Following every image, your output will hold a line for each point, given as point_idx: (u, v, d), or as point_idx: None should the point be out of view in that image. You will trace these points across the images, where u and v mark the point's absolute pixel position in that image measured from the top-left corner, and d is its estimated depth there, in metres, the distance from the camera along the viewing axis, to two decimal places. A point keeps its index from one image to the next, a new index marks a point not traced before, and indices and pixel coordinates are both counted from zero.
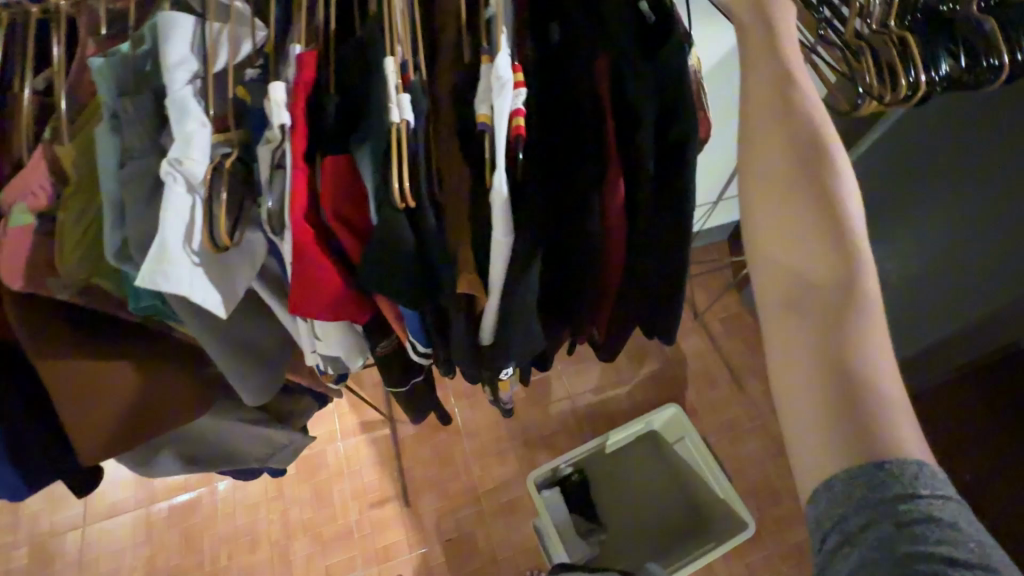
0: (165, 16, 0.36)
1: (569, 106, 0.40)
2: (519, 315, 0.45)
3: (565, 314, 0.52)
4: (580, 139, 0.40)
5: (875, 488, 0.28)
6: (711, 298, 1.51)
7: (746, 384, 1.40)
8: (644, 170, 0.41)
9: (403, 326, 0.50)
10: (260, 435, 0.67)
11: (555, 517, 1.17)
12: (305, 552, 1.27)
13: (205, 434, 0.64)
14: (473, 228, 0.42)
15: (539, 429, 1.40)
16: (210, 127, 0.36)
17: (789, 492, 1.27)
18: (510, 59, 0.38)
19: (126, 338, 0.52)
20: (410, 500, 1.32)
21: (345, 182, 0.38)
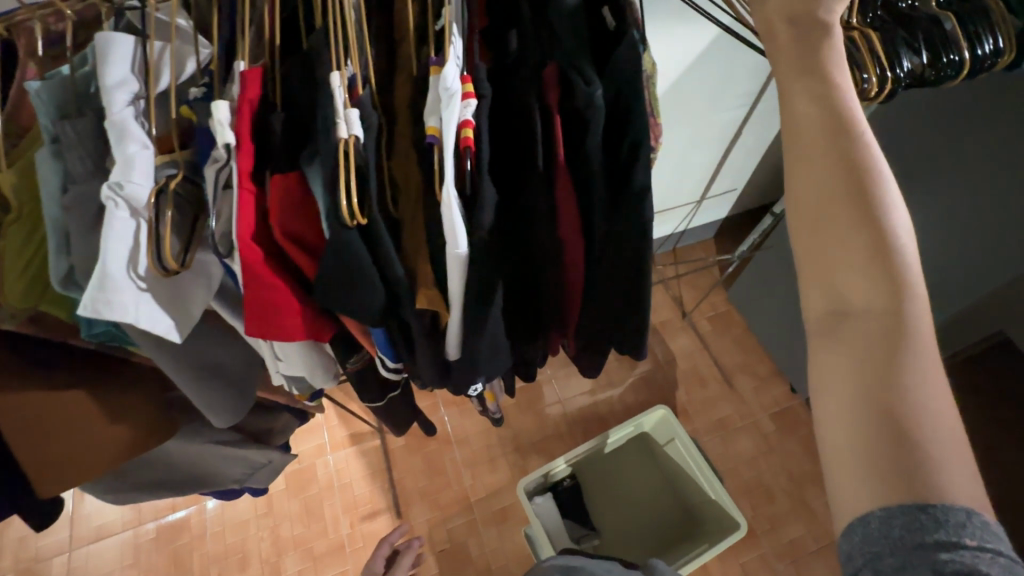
0: (102, 39, 0.36)
1: (521, 116, 0.40)
2: (481, 326, 0.45)
3: (532, 322, 0.52)
4: (533, 148, 0.40)
5: (914, 533, 0.25)
6: (699, 297, 1.51)
7: (736, 382, 1.40)
8: (596, 178, 0.41)
9: (370, 342, 0.49)
10: (235, 455, 0.66)
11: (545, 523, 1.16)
12: (296, 568, 1.26)
13: (176, 457, 0.63)
14: (430, 241, 0.42)
15: (530, 435, 1.39)
16: (153, 149, 0.37)
17: (781, 489, 1.26)
18: (459, 69, 0.39)
19: (82, 365, 0.52)
20: (401, 512, 1.31)
21: (294, 199, 0.37)
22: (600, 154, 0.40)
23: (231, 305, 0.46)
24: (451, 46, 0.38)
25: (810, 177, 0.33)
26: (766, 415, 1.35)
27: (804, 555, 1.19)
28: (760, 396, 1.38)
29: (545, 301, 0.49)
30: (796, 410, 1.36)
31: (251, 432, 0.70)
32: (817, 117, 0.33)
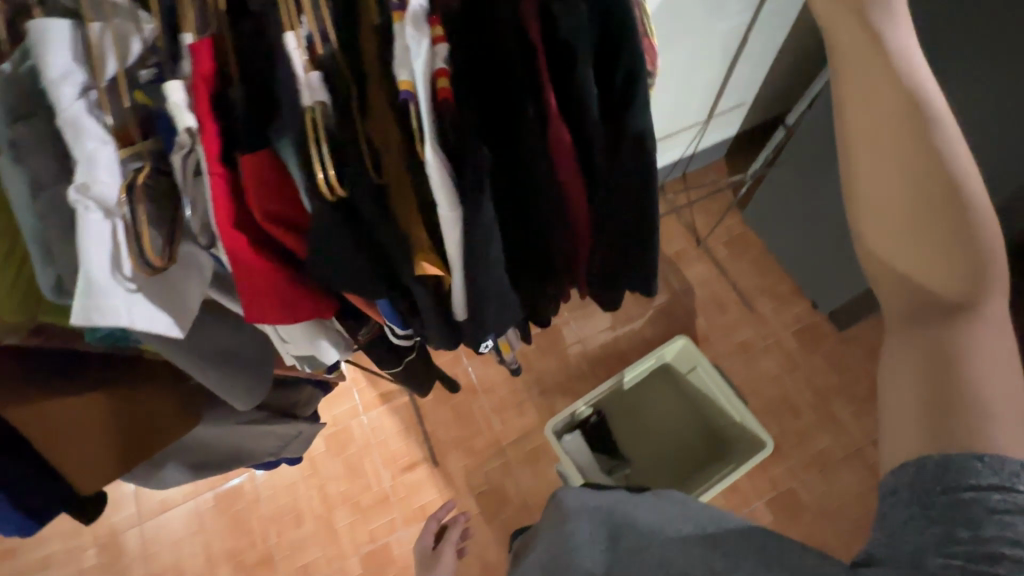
0: (34, 24, 0.34)
1: (493, 49, 0.36)
2: (487, 288, 0.44)
3: (543, 273, 0.51)
4: (511, 88, 0.37)
5: (939, 468, 0.30)
6: (712, 221, 1.46)
7: (756, 304, 1.38)
8: (586, 108, 0.38)
9: (376, 312, 0.48)
10: (264, 430, 0.69)
11: (575, 457, 1.20)
12: (348, 520, 1.34)
13: (205, 439, 0.65)
14: (421, 204, 0.40)
15: (553, 377, 1.42)
16: (113, 143, 0.35)
17: (807, 404, 1.27)
18: (425, 10, 0.36)
19: (91, 369, 0.53)
20: (438, 460, 1.37)
21: (267, 179, 0.35)
22: (586, 82, 0.37)
23: (233, 293, 0.46)
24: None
25: (874, 155, 0.33)
26: (789, 333, 1.34)
27: (830, 463, 1.22)
28: (781, 316, 1.36)
29: (553, 254, 0.48)
30: (818, 325, 1.34)
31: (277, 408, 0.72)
32: (893, 94, 0.32)
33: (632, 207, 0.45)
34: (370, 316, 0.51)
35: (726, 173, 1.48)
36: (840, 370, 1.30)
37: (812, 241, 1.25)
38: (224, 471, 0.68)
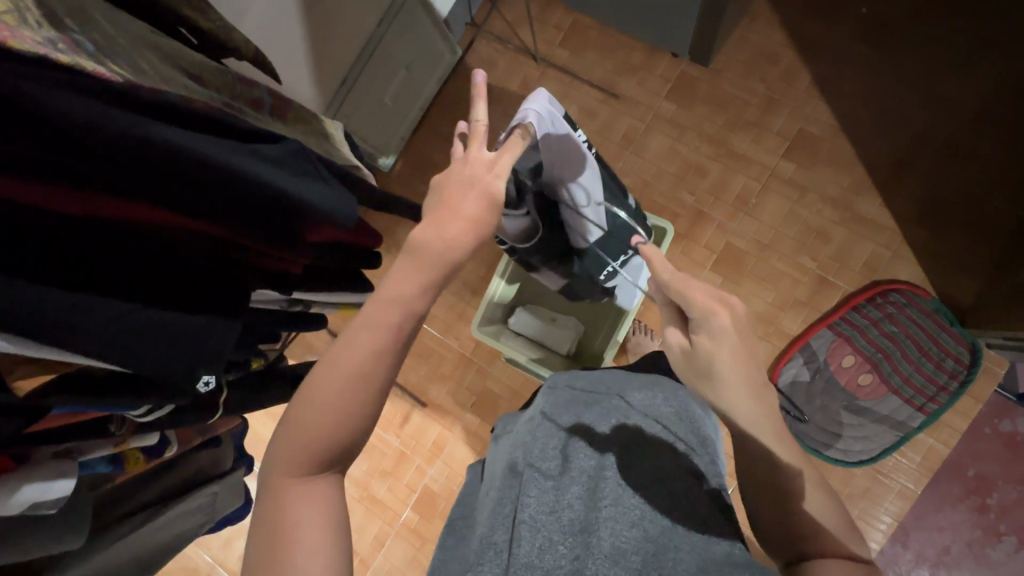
0: (30, 498, 0.41)
1: (123, 380, 0.44)
2: (271, 284, 0.56)
3: (248, 283, 0.52)
4: (124, 382, 0.44)
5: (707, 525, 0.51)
6: (540, 31, 1.41)
7: (619, 88, 1.36)
8: (237, 289, 0.49)
9: (152, 455, 0.59)
10: (213, 493, 0.76)
11: (524, 113, 0.79)
12: (385, 488, 1.44)
13: (215, 497, 0.76)
14: (151, 450, 0.59)
15: (477, 271, 1.44)
16: (69, 489, 0.44)
17: (702, 157, 1.30)
18: (158, 447, 0.60)
19: (25, 365, 0.37)
20: (424, 400, 1.44)
21: (71, 417, 0.43)
22: (196, 340, 0.44)
23: (42, 479, 0.42)
24: (144, 457, 0.58)
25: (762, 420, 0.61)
26: (662, 99, 1.33)
27: (753, 200, 1.27)
28: (647, 85, 1.34)
29: (268, 255, 0.53)
30: (684, 72, 1.33)
31: (180, 486, 0.71)
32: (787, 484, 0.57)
33: (345, 213, 0.57)
34: (152, 453, 0.59)
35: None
36: (723, 107, 1.30)
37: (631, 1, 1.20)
38: (212, 521, 0.77)
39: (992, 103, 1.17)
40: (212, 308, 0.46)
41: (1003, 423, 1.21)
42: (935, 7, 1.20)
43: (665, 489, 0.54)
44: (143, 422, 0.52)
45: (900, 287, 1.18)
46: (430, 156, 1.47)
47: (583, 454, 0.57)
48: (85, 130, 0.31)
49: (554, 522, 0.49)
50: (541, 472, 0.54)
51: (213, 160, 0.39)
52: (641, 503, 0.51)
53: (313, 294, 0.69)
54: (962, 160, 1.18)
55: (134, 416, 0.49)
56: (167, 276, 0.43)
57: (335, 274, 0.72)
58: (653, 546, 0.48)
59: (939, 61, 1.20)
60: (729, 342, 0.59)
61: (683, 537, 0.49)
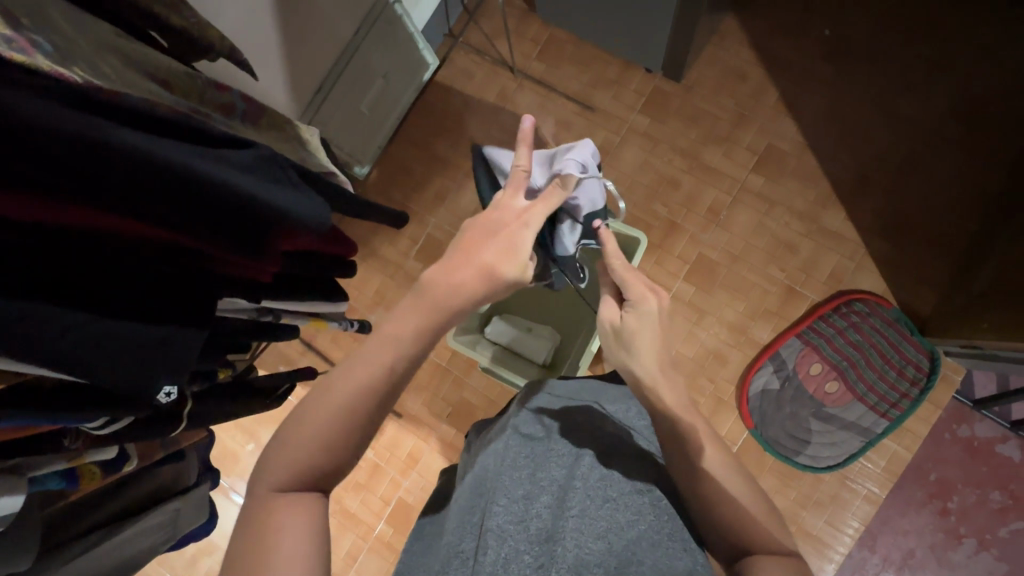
0: None
1: (76, 391, 0.42)
2: (238, 291, 0.55)
3: (215, 291, 0.50)
4: (77, 394, 0.42)
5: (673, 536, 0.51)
6: (517, 44, 1.43)
7: (594, 101, 1.38)
8: (202, 298, 0.48)
9: (110, 470, 0.57)
10: (177, 508, 0.73)
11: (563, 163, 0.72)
12: (358, 502, 1.41)
13: (178, 513, 0.74)
14: (109, 465, 0.57)
15: None
16: (17, 503, 0.42)
17: (675, 170, 1.33)
18: (116, 461, 0.58)
19: None
20: (399, 411, 1.42)
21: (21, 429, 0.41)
22: (155, 350, 0.43)
23: None
24: (101, 472, 0.56)
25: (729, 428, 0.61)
26: (636, 113, 1.36)
27: (724, 212, 1.30)
28: (622, 99, 1.37)
29: (236, 262, 0.52)
30: (657, 87, 1.36)
31: (141, 501, 0.68)
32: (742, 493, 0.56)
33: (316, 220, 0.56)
34: (109, 468, 0.57)
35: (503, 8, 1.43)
36: (694, 121, 1.33)
37: (605, 17, 1.22)
38: (175, 538, 0.74)
39: (946, 123, 1.23)
40: (177, 319, 0.45)
41: (961, 428, 1.26)
42: (893, 31, 1.27)
43: (633, 499, 0.54)
44: (100, 436, 0.50)
45: (864, 297, 1.22)
46: (407, 165, 1.46)
47: (555, 464, 0.57)
48: (36, 132, 0.31)
49: (522, 532, 0.49)
50: (511, 482, 0.54)
51: (174, 165, 0.38)
52: (610, 513, 0.52)
53: (283, 303, 0.67)
54: (918, 176, 1.24)
55: (90, 429, 0.47)
56: (126, 283, 0.41)
57: (307, 283, 0.71)
58: (618, 557, 0.47)
59: (897, 82, 1.26)
60: (651, 325, 0.64)
61: (649, 549, 0.49)
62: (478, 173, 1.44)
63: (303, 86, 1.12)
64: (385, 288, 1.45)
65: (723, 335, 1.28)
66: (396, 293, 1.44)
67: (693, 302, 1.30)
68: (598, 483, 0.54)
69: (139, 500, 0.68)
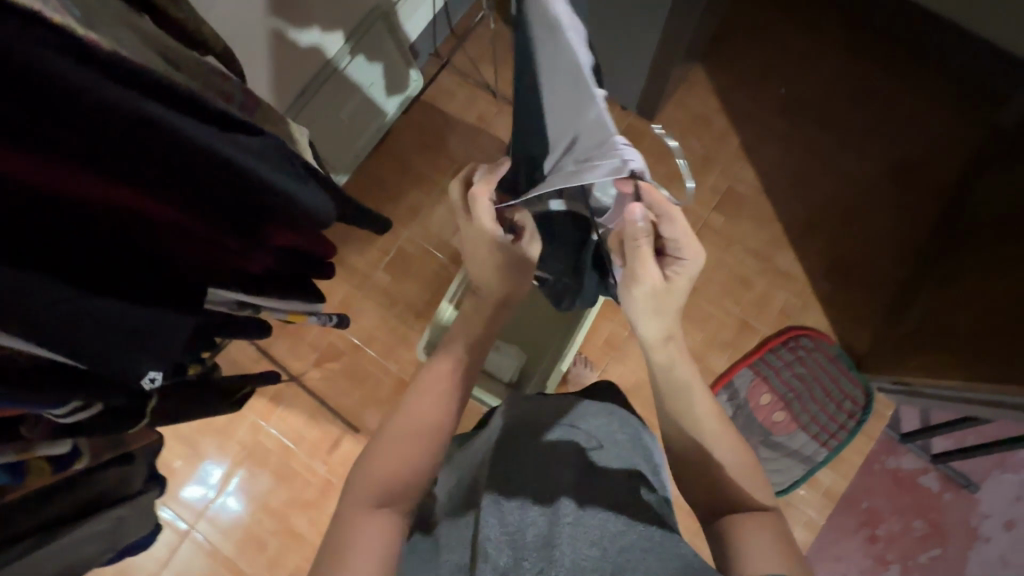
0: None
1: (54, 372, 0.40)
2: (228, 283, 0.53)
3: (206, 278, 0.49)
4: (56, 375, 0.40)
5: (662, 538, 0.52)
6: (501, 71, 1.48)
7: None
8: (192, 283, 0.47)
9: (61, 466, 0.53)
10: (121, 516, 0.68)
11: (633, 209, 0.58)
12: (305, 520, 1.34)
13: (121, 521, 0.68)
14: (61, 460, 0.53)
15: (421, 295, 1.43)
16: None
17: None
18: (70, 457, 0.54)
19: None
20: (357, 425, 1.38)
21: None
22: (145, 332, 0.41)
23: None
24: (52, 467, 0.52)
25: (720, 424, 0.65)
26: None
27: None
28: None
29: (229, 250, 0.51)
30: (630, 124, 1.44)
31: (86, 505, 0.63)
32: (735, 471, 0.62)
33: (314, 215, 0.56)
34: (61, 463, 0.53)
35: (489, 35, 1.48)
36: (663, 159, 1.42)
37: None
38: (113, 549, 0.68)
39: (882, 181, 1.38)
40: (160, 303, 0.43)
41: (890, 460, 1.37)
42: (839, 96, 1.41)
43: (620, 506, 0.55)
44: (61, 426, 0.46)
45: (809, 333, 1.32)
46: (383, 176, 1.47)
47: (545, 474, 0.58)
48: (57, 91, 0.29)
49: (518, 541, 0.50)
50: (507, 495, 0.55)
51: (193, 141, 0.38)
52: (600, 517, 0.52)
53: (266, 300, 0.65)
54: (857, 226, 1.37)
55: (55, 416, 0.44)
56: (119, 260, 0.40)
57: (287, 280, 0.69)
58: (614, 563, 0.48)
59: (843, 141, 1.40)
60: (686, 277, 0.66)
61: (642, 549, 0.49)
62: (453, 190, 1.46)
63: (284, 87, 1.10)
64: (352, 299, 1.42)
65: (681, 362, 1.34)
66: (362, 304, 1.42)
67: None
68: (583, 491, 0.56)
69: (82, 505, 0.62)
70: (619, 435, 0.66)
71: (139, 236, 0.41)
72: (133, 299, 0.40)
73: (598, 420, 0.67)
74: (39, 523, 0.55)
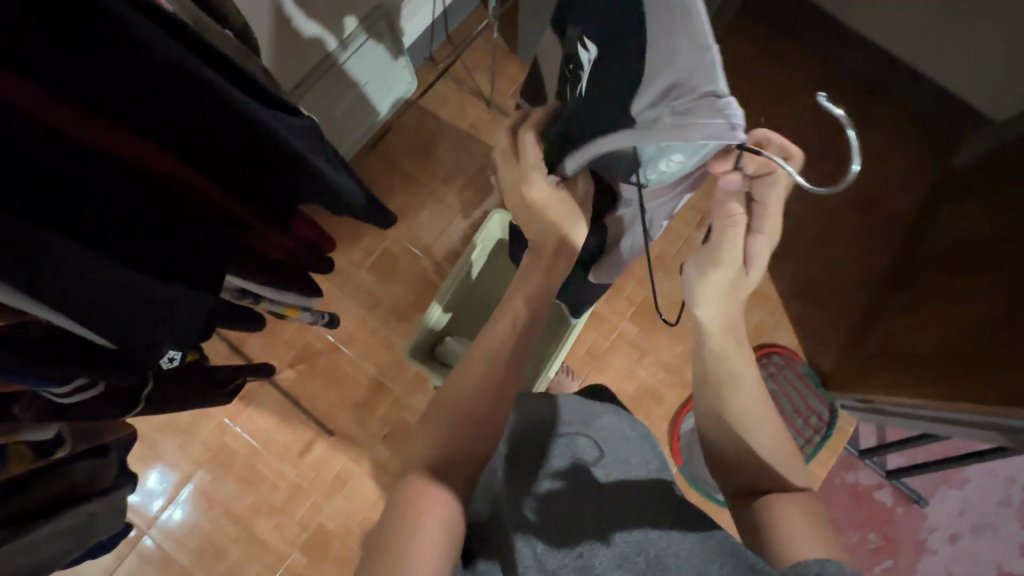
0: None
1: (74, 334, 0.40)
2: (246, 263, 0.54)
3: (226, 252, 0.50)
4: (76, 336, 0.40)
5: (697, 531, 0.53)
6: (496, 81, 1.50)
7: None
8: (213, 254, 0.48)
9: (42, 452, 0.50)
10: (92, 512, 0.64)
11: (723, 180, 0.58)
12: (270, 527, 1.28)
13: (91, 518, 0.64)
14: (43, 446, 0.49)
15: (405, 298, 1.41)
16: None
17: None
18: (52, 443, 0.50)
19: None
20: (331, 428, 1.34)
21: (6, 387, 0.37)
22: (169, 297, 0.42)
23: None
24: (34, 453, 0.48)
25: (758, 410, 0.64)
26: None
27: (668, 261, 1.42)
28: None
29: (248, 226, 0.52)
30: None
31: (59, 498, 0.58)
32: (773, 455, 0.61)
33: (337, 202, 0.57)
34: (42, 449, 0.49)
35: (486, 45, 1.50)
36: None
37: None
38: (80, 548, 0.64)
39: (848, 211, 1.47)
40: (175, 277, 0.43)
41: (849, 475, 1.44)
42: (812, 130, 1.51)
43: (650, 506, 0.57)
44: (58, 408, 0.44)
45: (780, 350, 1.38)
46: (372, 176, 1.45)
47: (579, 476, 0.60)
48: (132, 47, 0.31)
49: (561, 537, 0.53)
50: (547, 500, 0.58)
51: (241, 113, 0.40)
52: (633, 516, 0.55)
53: (271, 290, 0.63)
54: (825, 252, 1.45)
55: (52, 395, 0.42)
56: (154, 224, 0.40)
57: (291, 272, 0.67)
58: (653, 551, 0.50)
59: (814, 172, 1.49)
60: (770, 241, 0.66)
61: (677, 544, 0.51)
62: (443, 194, 1.46)
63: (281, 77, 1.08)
64: (333, 298, 1.39)
65: (658, 375, 1.38)
66: (344, 304, 1.39)
67: (636, 342, 1.39)
68: (600, 495, 0.58)
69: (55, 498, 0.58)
70: (627, 436, 0.68)
71: (173, 202, 0.42)
72: (150, 271, 0.40)
73: (608, 424, 0.68)
74: (10, 514, 0.51)
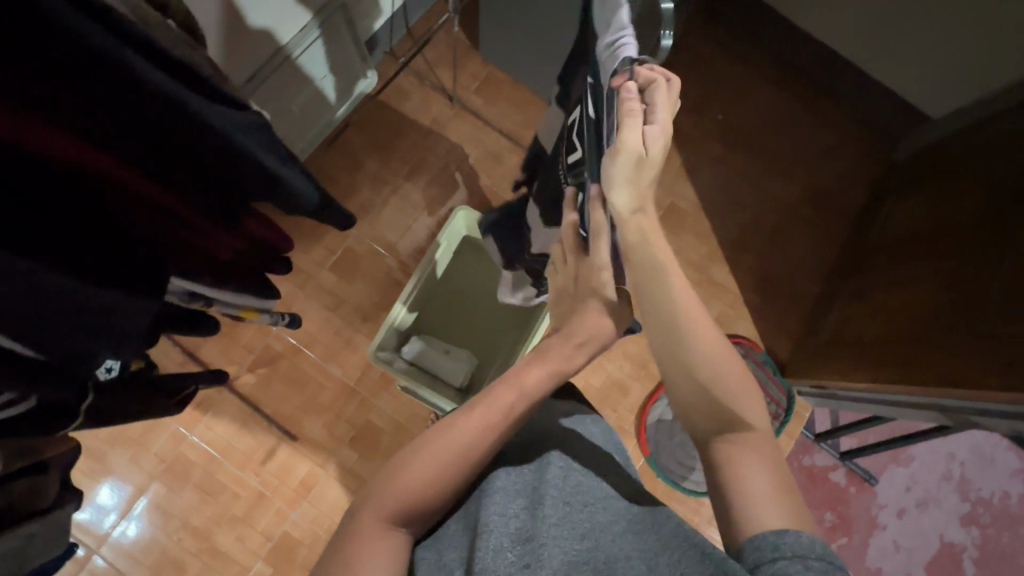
0: None
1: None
2: (189, 265, 0.52)
3: (168, 254, 0.48)
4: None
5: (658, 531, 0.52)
6: (458, 76, 1.48)
7: (526, 141, 1.48)
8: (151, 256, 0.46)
9: None
10: (33, 534, 0.60)
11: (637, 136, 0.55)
12: (231, 538, 1.24)
13: (31, 539, 0.60)
14: None
15: (370, 298, 1.38)
16: None
17: None
18: None
19: None
20: (295, 433, 1.30)
21: None
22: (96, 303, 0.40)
23: None
24: None
25: None
26: None
27: None
28: None
29: (195, 228, 0.50)
30: None
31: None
32: None
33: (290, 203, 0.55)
34: None
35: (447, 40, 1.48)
36: None
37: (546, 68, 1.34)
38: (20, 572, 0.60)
39: (802, 205, 1.53)
40: (107, 279, 0.41)
41: (805, 458, 1.50)
42: (767, 127, 1.56)
43: (607, 502, 0.55)
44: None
45: (741, 340, 1.41)
46: (332, 173, 1.41)
47: (530, 471, 0.57)
48: (58, 38, 0.30)
49: (503, 529, 0.49)
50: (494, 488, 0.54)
51: (182, 108, 0.39)
52: (589, 514, 0.52)
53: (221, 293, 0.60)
54: (781, 244, 1.50)
55: None
56: (83, 224, 0.39)
57: (240, 273, 0.64)
58: (605, 553, 0.48)
59: (770, 167, 1.54)
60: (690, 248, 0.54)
61: (631, 541, 0.49)
62: (406, 191, 1.43)
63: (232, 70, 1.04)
64: (294, 299, 1.35)
65: (624, 368, 1.40)
66: (305, 305, 1.35)
67: None
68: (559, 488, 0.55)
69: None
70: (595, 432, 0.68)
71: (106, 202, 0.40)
72: (77, 269, 0.38)
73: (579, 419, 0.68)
74: None
